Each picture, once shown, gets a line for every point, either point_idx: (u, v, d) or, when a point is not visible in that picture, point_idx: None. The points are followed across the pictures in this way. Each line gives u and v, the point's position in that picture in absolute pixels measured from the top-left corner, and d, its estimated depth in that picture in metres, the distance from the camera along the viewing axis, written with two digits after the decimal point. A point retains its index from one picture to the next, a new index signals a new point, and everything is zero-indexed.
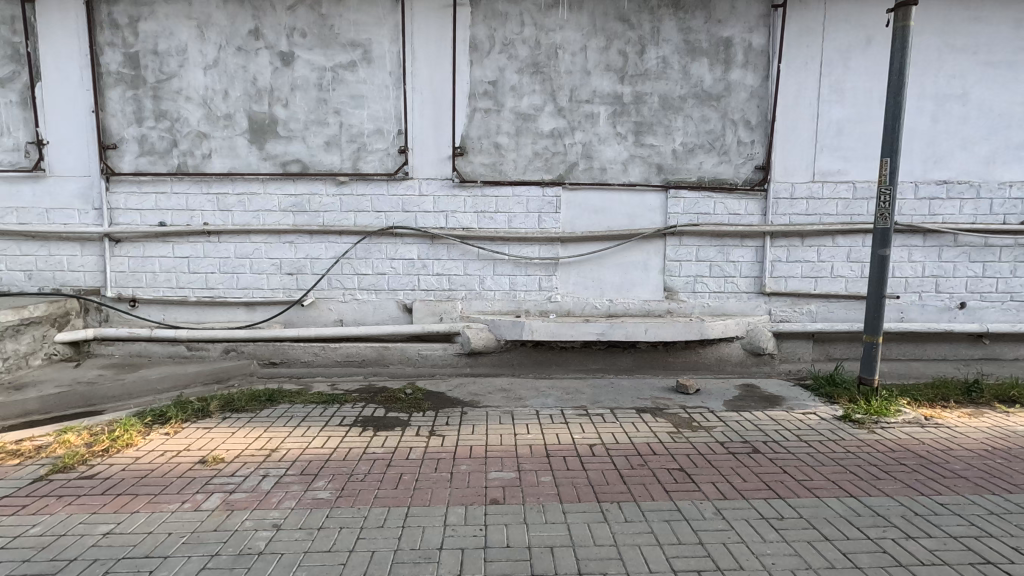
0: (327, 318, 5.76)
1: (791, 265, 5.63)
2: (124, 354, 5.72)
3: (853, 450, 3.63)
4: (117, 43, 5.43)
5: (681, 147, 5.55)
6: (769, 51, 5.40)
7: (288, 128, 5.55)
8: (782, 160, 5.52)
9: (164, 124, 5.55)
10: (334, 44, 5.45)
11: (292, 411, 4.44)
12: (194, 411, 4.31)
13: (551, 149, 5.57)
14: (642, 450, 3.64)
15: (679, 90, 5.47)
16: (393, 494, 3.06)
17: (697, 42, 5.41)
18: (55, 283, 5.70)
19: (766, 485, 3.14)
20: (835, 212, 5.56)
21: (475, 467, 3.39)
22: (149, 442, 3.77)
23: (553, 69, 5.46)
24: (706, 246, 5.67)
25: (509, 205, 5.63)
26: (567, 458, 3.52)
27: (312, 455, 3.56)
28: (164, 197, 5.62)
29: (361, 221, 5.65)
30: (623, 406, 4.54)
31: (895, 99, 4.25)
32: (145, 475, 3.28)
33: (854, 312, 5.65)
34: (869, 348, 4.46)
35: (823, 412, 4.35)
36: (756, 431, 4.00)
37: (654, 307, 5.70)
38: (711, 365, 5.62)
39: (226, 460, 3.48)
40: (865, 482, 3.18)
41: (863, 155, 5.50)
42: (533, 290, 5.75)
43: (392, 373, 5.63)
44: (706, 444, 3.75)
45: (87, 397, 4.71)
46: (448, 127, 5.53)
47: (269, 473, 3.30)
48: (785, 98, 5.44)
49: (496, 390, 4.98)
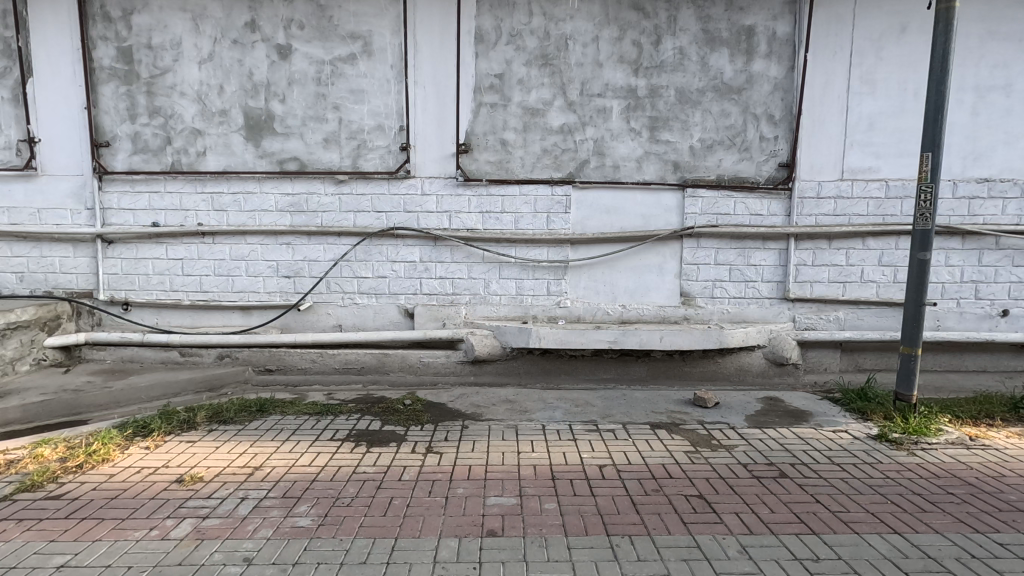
0: (326, 322, 5.51)
1: (818, 269, 5.26)
2: (116, 360, 5.51)
3: (892, 476, 3.28)
4: (110, 37, 5.24)
5: (699, 143, 5.21)
6: (795, 40, 5.05)
7: (285, 124, 5.31)
8: (808, 157, 5.16)
9: (158, 121, 5.34)
10: (334, 37, 5.19)
11: (283, 423, 4.19)
12: (179, 423, 4.07)
13: (561, 146, 5.26)
14: (657, 473, 3.32)
15: (697, 82, 5.14)
16: (380, 523, 2.77)
17: (716, 31, 5.07)
18: (47, 285, 5.51)
19: (797, 518, 2.80)
20: (865, 212, 5.18)
21: (472, 490, 3.10)
22: (127, 457, 3.54)
23: (564, 61, 5.16)
24: (726, 248, 5.32)
25: (515, 204, 5.33)
26: (574, 481, 3.21)
27: (298, 474, 3.30)
28: (157, 197, 5.41)
29: (361, 221, 5.39)
30: (635, 421, 4.22)
31: (938, 87, 3.85)
32: (116, 496, 3.04)
33: (885, 319, 5.28)
34: (906, 361, 4.06)
35: (855, 431, 3.99)
36: (782, 451, 3.65)
37: (669, 313, 5.37)
38: (730, 375, 5.26)
39: (204, 479, 3.22)
40: (910, 515, 2.83)
41: (896, 151, 5.12)
42: (541, 294, 5.45)
43: (392, 381, 5.34)
44: (728, 466, 3.42)
45: (72, 406, 4.50)
46: (451, 123, 5.25)
47: (248, 496, 3.03)
48: (812, 90, 5.08)
49: (501, 402, 4.68)
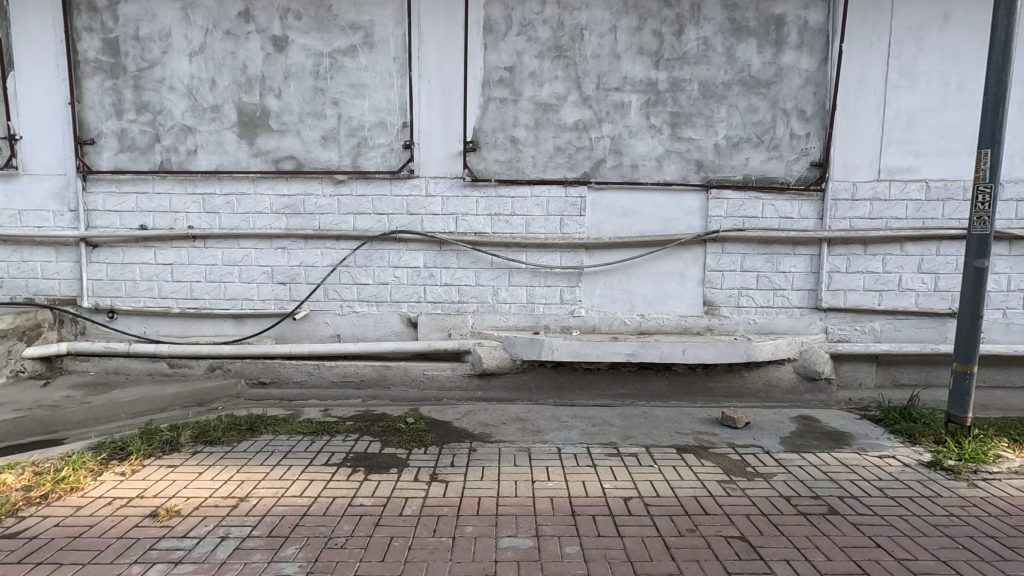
0: (323, 332, 5.17)
1: (852, 276, 4.89)
2: (99, 372, 5.17)
3: (957, 513, 2.90)
4: (95, 28, 4.91)
5: (724, 141, 4.85)
6: (829, 30, 4.67)
7: (281, 120, 4.97)
8: (842, 156, 4.79)
9: (146, 117, 5.01)
10: (332, 27, 4.86)
11: (274, 444, 3.83)
12: (161, 444, 3.72)
13: (575, 144, 4.91)
14: (690, 508, 2.95)
15: (722, 75, 4.78)
16: (377, 571, 2.42)
17: (743, 21, 4.72)
18: (28, 291, 5.19)
19: (859, 567, 2.43)
20: (904, 215, 4.79)
21: (481, 529, 2.74)
22: (99, 485, 3.19)
23: (578, 53, 4.80)
24: (753, 254, 4.95)
25: (526, 206, 4.99)
26: (598, 518, 2.84)
27: (287, 508, 2.94)
28: (145, 198, 5.08)
29: (361, 224, 5.05)
30: (660, 444, 3.85)
31: (998, 77, 3.46)
32: (80, 534, 2.69)
33: (925, 331, 4.89)
34: (961, 379, 3.69)
35: (905, 456, 3.61)
36: (827, 481, 3.27)
37: (691, 324, 5.00)
38: (758, 391, 4.88)
39: (181, 514, 2.87)
40: (988, 565, 2.46)
41: (937, 149, 4.74)
42: (553, 303, 5.08)
43: (394, 396, 4.97)
44: (769, 500, 3.04)
45: (47, 424, 4.16)
46: (458, 120, 4.91)
47: (228, 535, 2.68)
48: (847, 84, 4.71)
49: (511, 420, 4.31)
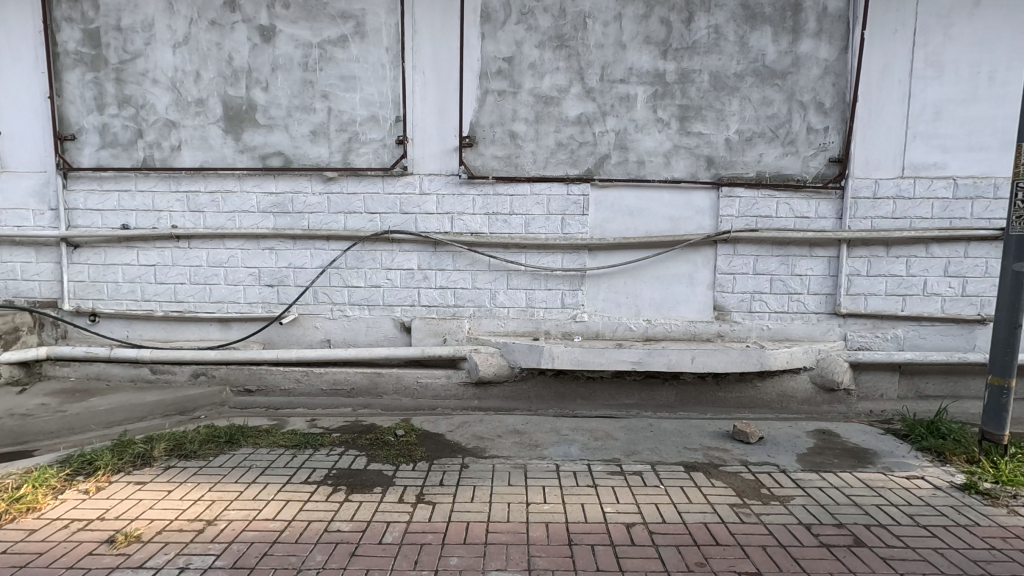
0: (313, 337, 4.92)
1: (873, 280, 4.57)
2: (80, 378, 4.95)
3: (998, 547, 2.60)
4: (75, 18, 4.70)
5: (737, 136, 4.56)
6: (850, 16, 4.36)
7: (268, 115, 4.73)
8: (863, 152, 4.48)
9: (128, 112, 4.79)
10: (322, 17, 4.61)
11: (253, 458, 3.60)
12: (132, 458, 3.49)
13: (577, 139, 4.63)
14: (700, 537, 2.67)
15: (734, 66, 4.49)
16: None
17: (758, 7, 4.42)
18: (8, 293, 4.99)
19: None
20: (930, 215, 4.48)
21: (467, 561, 2.47)
22: (58, 505, 2.96)
23: (581, 42, 4.53)
24: (766, 255, 4.65)
25: (526, 205, 4.72)
26: (597, 548, 2.57)
27: (257, 534, 2.69)
28: (127, 197, 4.86)
29: (352, 224, 4.80)
30: (667, 461, 3.57)
31: None
32: (27, 563, 2.46)
33: (951, 338, 4.58)
34: (998, 394, 3.39)
35: (934, 477, 3.31)
36: (851, 506, 2.98)
37: (701, 329, 4.72)
38: (772, 402, 4.58)
39: (140, 539, 2.63)
40: None
41: (966, 143, 4.42)
42: (554, 307, 4.81)
43: (385, 405, 4.71)
44: (788, 528, 2.75)
45: (18, 435, 3.95)
46: (454, 113, 4.65)
47: (189, 566, 2.44)
48: (869, 75, 4.40)
49: (508, 433, 4.04)
